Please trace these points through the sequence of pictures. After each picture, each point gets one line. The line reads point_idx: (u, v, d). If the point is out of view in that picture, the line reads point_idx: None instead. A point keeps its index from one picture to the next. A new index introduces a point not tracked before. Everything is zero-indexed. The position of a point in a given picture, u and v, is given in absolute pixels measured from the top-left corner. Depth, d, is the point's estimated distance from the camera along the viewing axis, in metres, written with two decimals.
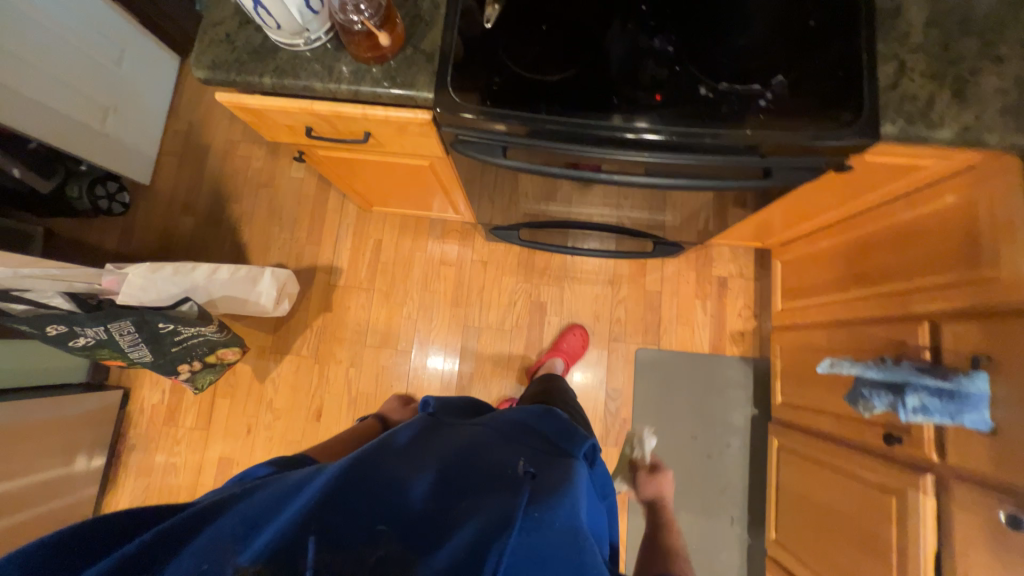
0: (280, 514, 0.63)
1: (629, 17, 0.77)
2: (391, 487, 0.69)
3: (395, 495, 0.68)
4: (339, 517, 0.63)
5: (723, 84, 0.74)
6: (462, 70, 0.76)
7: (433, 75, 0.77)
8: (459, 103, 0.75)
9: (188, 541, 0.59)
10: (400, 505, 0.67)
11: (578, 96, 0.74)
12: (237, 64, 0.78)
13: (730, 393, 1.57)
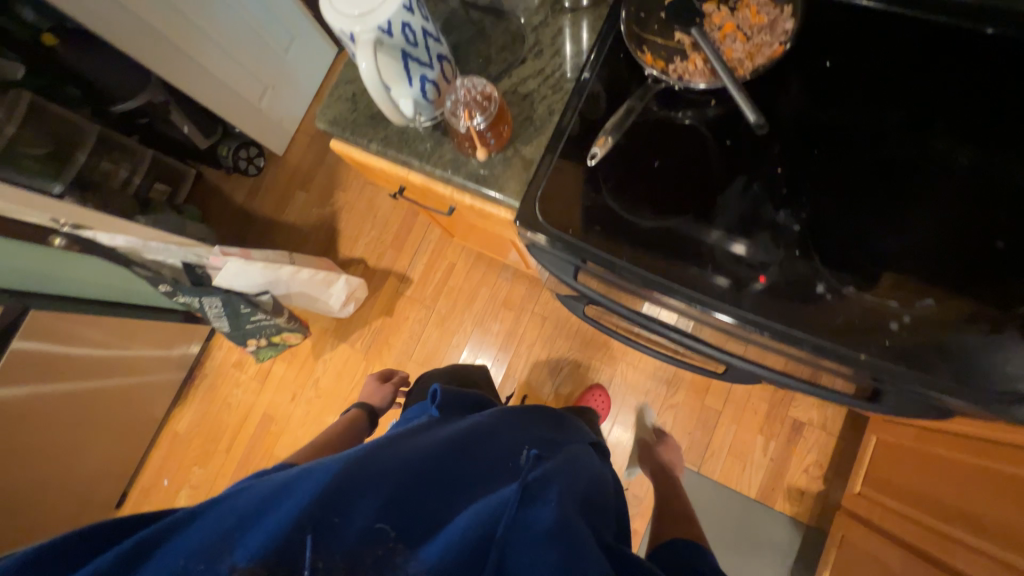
0: (277, 501, 0.61)
1: (758, 176, 0.67)
2: (389, 474, 0.68)
3: (394, 484, 0.67)
4: (340, 505, 0.62)
5: (848, 288, 0.61)
6: (555, 189, 0.72)
7: (525, 184, 0.75)
8: (539, 220, 0.71)
9: (182, 538, 0.57)
10: (402, 495, 0.67)
11: (668, 251, 0.67)
12: (352, 124, 0.82)
13: (764, 553, 1.37)
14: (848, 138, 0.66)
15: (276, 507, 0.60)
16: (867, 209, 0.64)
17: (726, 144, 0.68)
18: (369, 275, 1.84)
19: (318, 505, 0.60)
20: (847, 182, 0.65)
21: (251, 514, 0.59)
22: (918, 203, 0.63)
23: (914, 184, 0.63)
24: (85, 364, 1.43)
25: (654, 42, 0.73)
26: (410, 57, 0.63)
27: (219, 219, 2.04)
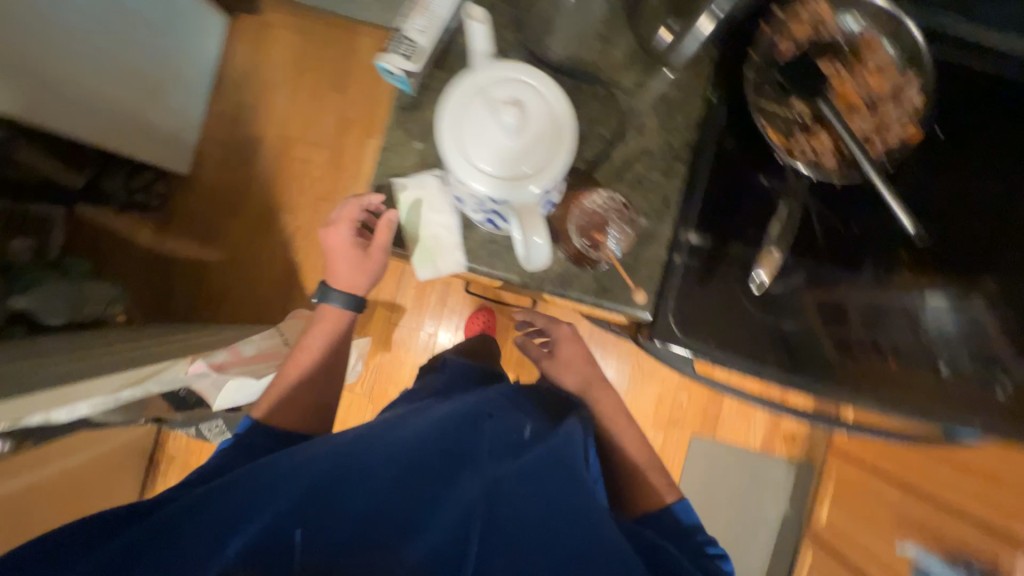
0: (262, 499, 0.54)
1: (883, 261, 0.69)
2: (392, 466, 0.58)
3: (388, 475, 0.57)
4: (324, 509, 0.53)
5: (965, 364, 0.64)
6: (685, 295, 0.65)
7: (653, 293, 0.67)
8: (675, 331, 0.64)
9: (177, 527, 0.51)
10: (408, 476, 0.57)
11: (809, 350, 0.66)
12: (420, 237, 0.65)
13: (772, 492, 1.64)
14: (949, 210, 0.68)
15: (261, 509, 0.53)
16: (976, 280, 0.67)
17: (854, 229, 0.69)
18: None
19: (289, 522, 0.52)
20: (952, 254, 0.68)
21: (234, 518, 0.52)
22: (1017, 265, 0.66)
23: (1017, 252, 0.66)
24: (35, 521, 1.12)
25: (773, 114, 0.65)
26: (550, 198, 0.50)
27: (123, 269, 1.58)
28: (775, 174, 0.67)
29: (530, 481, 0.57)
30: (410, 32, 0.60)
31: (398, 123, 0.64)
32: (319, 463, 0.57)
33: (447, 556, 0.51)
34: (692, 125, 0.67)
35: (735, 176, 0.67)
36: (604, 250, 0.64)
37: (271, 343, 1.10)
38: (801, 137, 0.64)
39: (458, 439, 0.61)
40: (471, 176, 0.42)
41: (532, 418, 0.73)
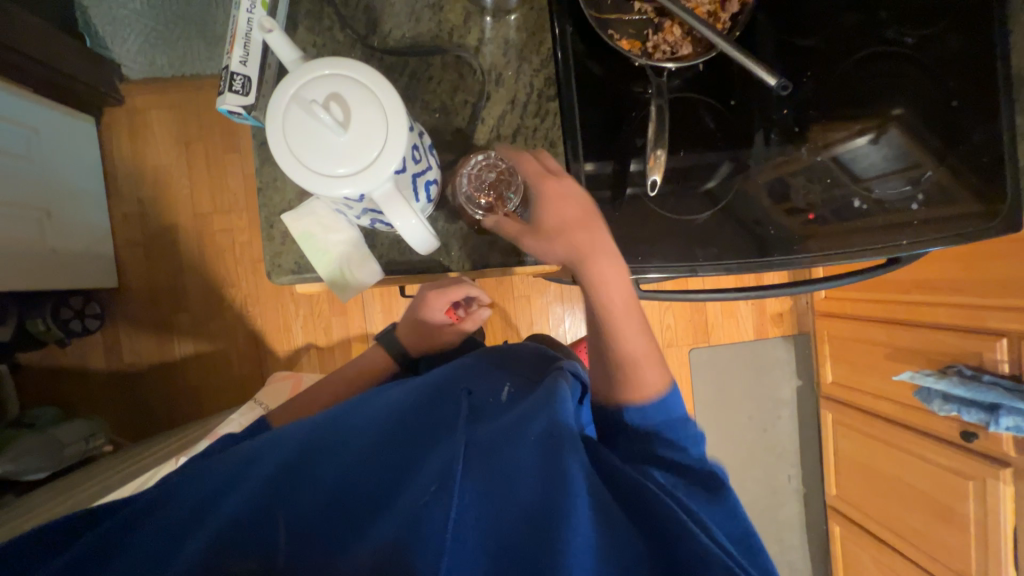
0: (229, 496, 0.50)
1: (772, 124, 0.69)
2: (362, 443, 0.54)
3: (357, 452, 0.53)
4: (293, 486, 0.49)
5: (876, 192, 0.68)
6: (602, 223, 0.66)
7: None
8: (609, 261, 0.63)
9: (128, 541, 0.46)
10: (378, 455, 0.51)
11: (730, 231, 0.68)
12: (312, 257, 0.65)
13: (779, 371, 1.70)
14: (822, 52, 0.69)
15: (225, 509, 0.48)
16: (862, 112, 0.69)
17: (733, 105, 0.70)
18: (328, 356, 1.59)
19: (255, 509, 0.47)
20: (842, 92, 0.69)
21: (197, 515, 0.47)
22: (898, 80, 0.68)
23: (885, 73, 0.69)
24: None
25: (619, 23, 0.64)
26: (419, 175, 0.50)
27: (92, 402, 1.54)
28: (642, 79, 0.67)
29: (510, 421, 0.54)
30: (233, 66, 0.60)
31: (266, 160, 0.63)
32: (286, 452, 0.53)
33: (423, 519, 0.44)
34: (547, 61, 0.67)
35: (604, 95, 0.67)
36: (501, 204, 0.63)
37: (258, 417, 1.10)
38: (651, 37, 0.65)
39: (430, 406, 0.59)
40: (326, 188, 0.41)
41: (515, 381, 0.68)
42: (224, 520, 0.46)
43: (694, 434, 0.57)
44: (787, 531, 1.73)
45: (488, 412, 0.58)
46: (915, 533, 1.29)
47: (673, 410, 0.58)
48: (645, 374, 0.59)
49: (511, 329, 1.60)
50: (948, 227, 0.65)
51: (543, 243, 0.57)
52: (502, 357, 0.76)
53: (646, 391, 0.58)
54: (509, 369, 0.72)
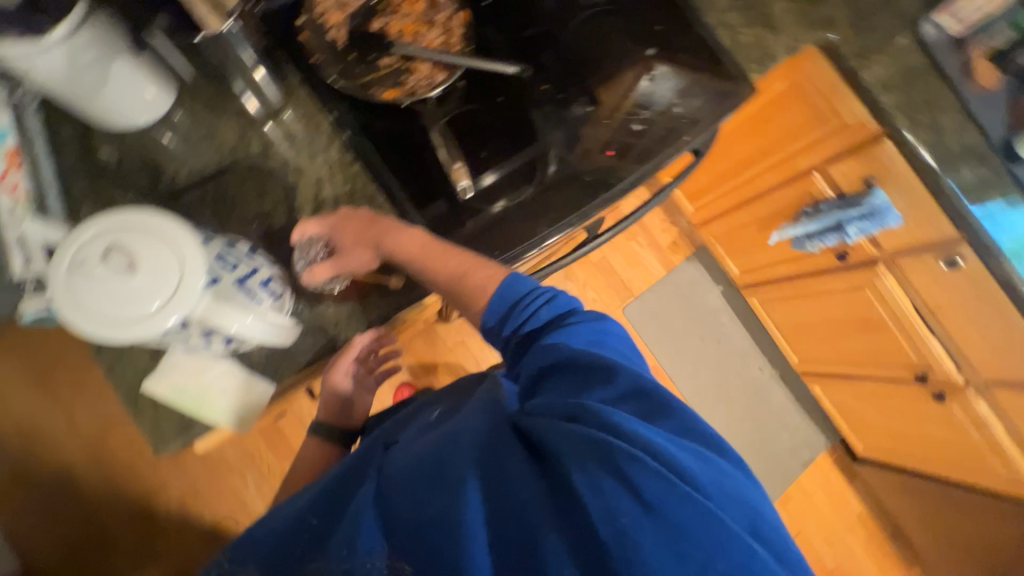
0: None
1: (542, 100, 0.79)
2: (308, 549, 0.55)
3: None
4: None
5: (643, 112, 0.80)
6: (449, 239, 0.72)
7: None
8: None
9: None
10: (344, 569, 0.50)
11: (559, 194, 0.76)
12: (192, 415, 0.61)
13: (702, 287, 1.87)
14: (546, 32, 0.81)
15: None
16: (599, 61, 0.82)
17: (502, 100, 0.78)
18: None
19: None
20: (577, 55, 0.82)
21: None
22: (615, 27, 0.82)
23: (598, 26, 0.83)
24: None
25: (376, 81, 0.73)
26: (247, 279, 0.50)
27: None
28: (419, 115, 0.75)
29: (417, 449, 0.56)
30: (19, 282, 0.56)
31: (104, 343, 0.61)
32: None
33: None
34: (333, 134, 0.72)
35: (394, 141, 0.73)
36: (314, 258, 0.65)
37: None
38: (407, 80, 0.73)
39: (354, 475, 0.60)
40: (128, 333, 0.41)
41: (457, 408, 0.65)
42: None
43: (544, 295, 0.61)
44: (786, 412, 1.86)
45: (401, 448, 0.60)
46: (864, 355, 1.41)
47: (520, 292, 0.61)
48: (475, 280, 0.63)
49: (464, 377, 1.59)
50: (705, 110, 0.78)
51: (353, 258, 0.63)
52: (436, 395, 0.79)
53: (488, 295, 0.62)
54: (440, 401, 0.75)
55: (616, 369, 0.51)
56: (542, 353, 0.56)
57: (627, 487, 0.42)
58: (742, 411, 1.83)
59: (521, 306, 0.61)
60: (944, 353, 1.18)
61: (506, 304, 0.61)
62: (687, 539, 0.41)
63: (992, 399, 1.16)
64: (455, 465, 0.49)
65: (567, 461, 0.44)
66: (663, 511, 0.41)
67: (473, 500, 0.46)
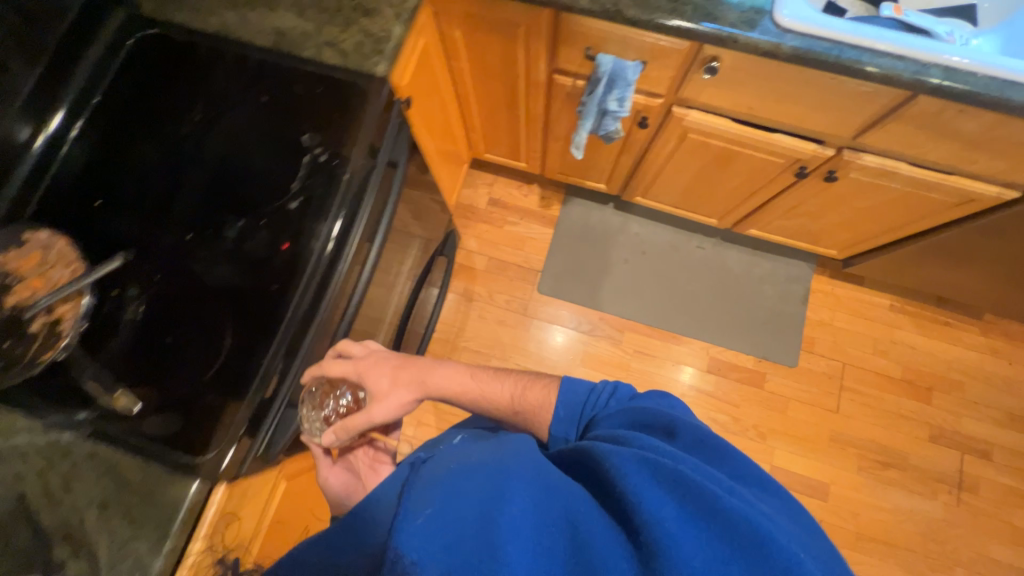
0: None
1: (192, 249, 0.75)
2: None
3: None
4: None
5: (294, 184, 0.77)
6: (183, 440, 0.68)
7: (180, 472, 0.68)
8: (208, 454, 0.68)
9: None
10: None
11: (255, 323, 0.72)
12: None
13: (593, 216, 1.76)
14: (165, 185, 0.78)
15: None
16: (231, 167, 0.79)
17: (157, 278, 0.74)
18: None
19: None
20: (206, 181, 0.78)
21: None
22: (229, 131, 0.80)
23: (216, 137, 0.80)
24: None
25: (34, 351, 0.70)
26: None
27: None
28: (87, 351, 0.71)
29: (439, 473, 0.52)
30: None
31: None
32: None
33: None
34: (31, 422, 0.70)
35: (80, 390, 0.70)
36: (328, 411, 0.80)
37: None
38: (55, 330, 0.69)
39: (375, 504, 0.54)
40: None
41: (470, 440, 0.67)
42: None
43: (607, 386, 0.76)
44: (753, 268, 1.70)
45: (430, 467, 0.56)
46: (750, 185, 1.27)
47: (576, 393, 0.77)
48: (534, 395, 0.80)
49: None
50: (347, 146, 0.78)
51: (383, 402, 0.78)
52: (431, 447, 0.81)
53: (550, 405, 0.78)
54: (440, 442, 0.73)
55: (674, 424, 0.61)
56: (614, 419, 0.67)
57: (682, 494, 0.45)
58: (711, 297, 1.69)
59: (586, 405, 0.76)
60: (793, 141, 1.04)
61: (570, 409, 0.76)
62: (744, 540, 0.43)
63: (871, 148, 1.00)
64: (497, 477, 0.49)
65: (620, 473, 0.48)
66: (727, 516, 0.44)
67: (509, 510, 0.45)
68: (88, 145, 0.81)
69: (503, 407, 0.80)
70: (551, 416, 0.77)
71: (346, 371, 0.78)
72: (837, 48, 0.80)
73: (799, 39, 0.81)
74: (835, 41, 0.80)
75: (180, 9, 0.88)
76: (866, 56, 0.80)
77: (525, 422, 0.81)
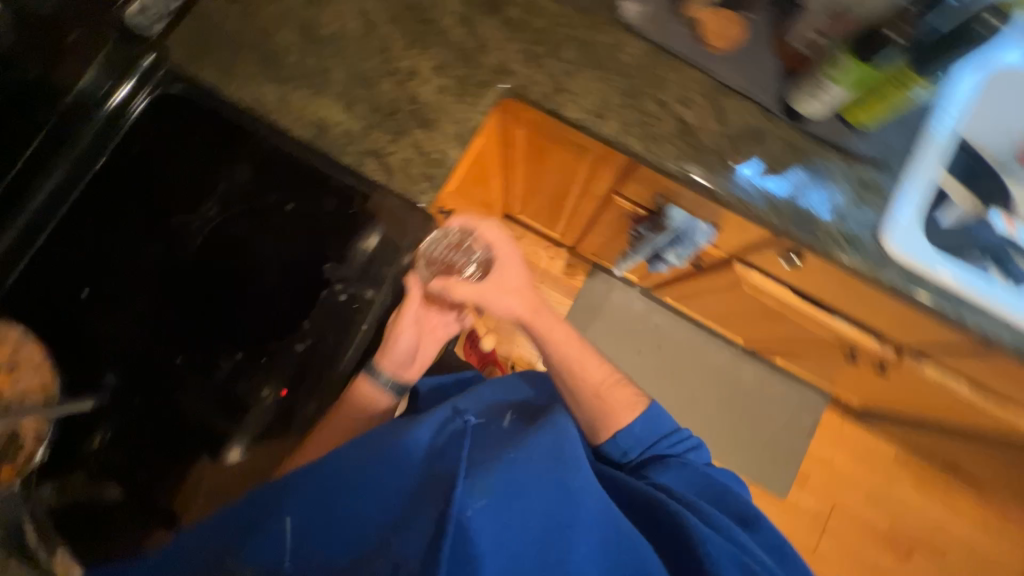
0: (288, 497, 0.57)
1: (179, 376, 0.67)
2: (343, 532, 0.54)
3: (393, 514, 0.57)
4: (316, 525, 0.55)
5: (306, 322, 0.69)
6: None
7: None
8: None
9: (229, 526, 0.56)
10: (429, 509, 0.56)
11: (235, 480, 0.65)
12: None
13: (615, 296, 1.67)
14: (161, 290, 0.69)
15: (258, 515, 0.57)
16: (238, 284, 0.70)
17: (137, 402, 0.67)
18: None
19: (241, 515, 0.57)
20: (207, 296, 0.69)
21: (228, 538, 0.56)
22: (243, 239, 0.71)
23: (228, 243, 0.70)
24: None
25: None
26: None
27: None
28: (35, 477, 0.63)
29: (533, 457, 0.59)
30: None
31: None
32: (320, 478, 0.58)
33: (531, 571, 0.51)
34: None
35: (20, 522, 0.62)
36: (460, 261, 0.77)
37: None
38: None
39: (441, 454, 0.58)
40: None
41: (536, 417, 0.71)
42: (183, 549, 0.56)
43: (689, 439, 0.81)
44: (765, 388, 1.63)
45: (499, 453, 0.59)
46: (790, 337, 1.18)
47: (660, 427, 0.80)
48: (616, 399, 0.80)
49: None
50: (371, 289, 0.69)
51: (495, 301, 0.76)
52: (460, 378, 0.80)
53: (628, 419, 0.79)
54: (481, 396, 0.75)
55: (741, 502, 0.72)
56: (688, 475, 0.75)
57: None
58: (715, 407, 1.63)
59: (663, 440, 0.79)
60: (853, 330, 0.94)
61: (645, 430, 0.79)
62: None
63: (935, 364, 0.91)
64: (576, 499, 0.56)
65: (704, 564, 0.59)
66: None
67: (582, 545, 0.54)
68: (83, 218, 0.71)
69: (592, 386, 0.79)
70: (627, 424, 0.79)
71: (488, 235, 0.77)
72: (939, 293, 0.72)
73: (901, 269, 0.71)
74: (938, 285, 0.72)
75: (208, 65, 0.75)
76: (960, 306, 0.73)
77: (593, 415, 0.79)
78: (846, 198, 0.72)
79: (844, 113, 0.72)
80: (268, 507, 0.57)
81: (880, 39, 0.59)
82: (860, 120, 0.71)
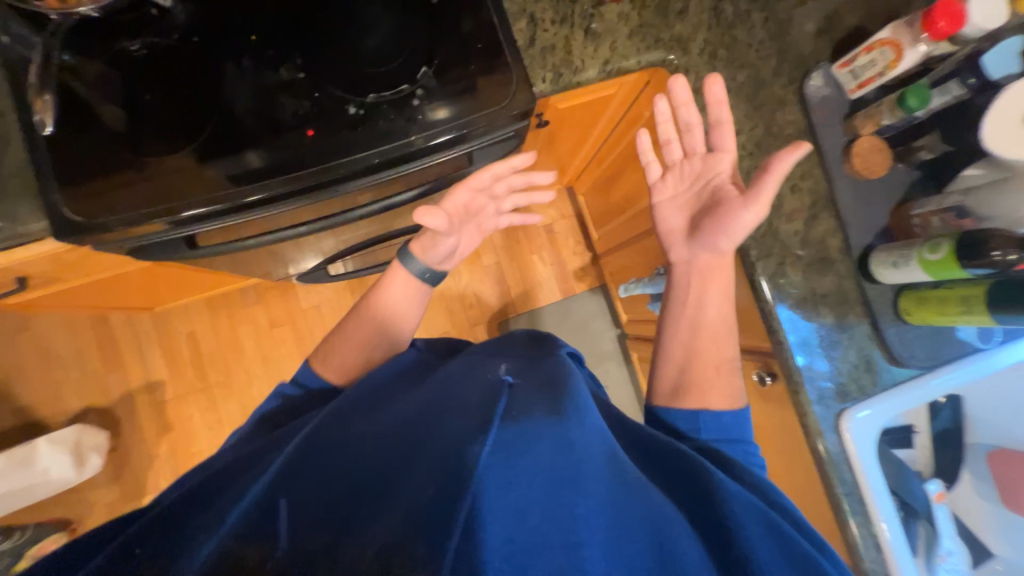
0: (334, 481, 0.56)
1: (243, 51, 0.68)
2: (381, 474, 0.56)
3: (392, 456, 0.57)
4: (380, 480, 0.56)
5: (370, 96, 0.69)
6: (93, 184, 0.65)
7: (64, 202, 0.65)
8: (96, 218, 0.64)
9: (307, 471, 0.56)
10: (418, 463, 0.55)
11: (227, 164, 0.67)
12: None
13: (596, 324, 1.69)
14: None
15: (319, 517, 0.53)
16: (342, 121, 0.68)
17: (196, 43, 0.68)
18: (112, 418, 1.48)
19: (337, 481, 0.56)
20: (308, 8, 0.69)
21: (293, 477, 0.55)
22: None
23: None
24: None
25: None
26: None
27: None
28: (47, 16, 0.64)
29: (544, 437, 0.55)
30: None
31: None
32: (362, 459, 0.58)
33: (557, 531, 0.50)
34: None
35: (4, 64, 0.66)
36: None
37: (60, 480, 1.17)
38: None
39: (458, 419, 0.58)
40: None
41: (539, 376, 0.65)
42: (251, 502, 0.52)
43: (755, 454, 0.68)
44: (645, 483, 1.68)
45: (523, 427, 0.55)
46: None
47: (743, 431, 0.67)
48: (710, 377, 0.69)
49: (308, 342, 1.57)
50: (449, 113, 0.70)
51: (694, 137, 0.72)
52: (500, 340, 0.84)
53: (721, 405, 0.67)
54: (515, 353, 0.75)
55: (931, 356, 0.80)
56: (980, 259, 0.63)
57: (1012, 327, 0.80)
58: None
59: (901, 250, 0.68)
60: None
61: (730, 423, 0.66)
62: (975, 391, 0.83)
63: None
64: (575, 459, 0.54)
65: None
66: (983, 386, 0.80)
67: (590, 499, 0.52)
68: None
69: (717, 359, 0.70)
70: (712, 407, 0.67)
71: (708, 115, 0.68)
72: (851, 491, 0.73)
73: (838, 447, 0.73)
74: (855, 483, 0.73)
75: None
76: (859, 515, 0.73)
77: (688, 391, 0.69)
78: (844, 364, 0.74)
79: (903, 295, 0.73)
80: (321, 500, 0.55)
81: (987, 249, 0.59)
82: (910, 311, 0.72)
